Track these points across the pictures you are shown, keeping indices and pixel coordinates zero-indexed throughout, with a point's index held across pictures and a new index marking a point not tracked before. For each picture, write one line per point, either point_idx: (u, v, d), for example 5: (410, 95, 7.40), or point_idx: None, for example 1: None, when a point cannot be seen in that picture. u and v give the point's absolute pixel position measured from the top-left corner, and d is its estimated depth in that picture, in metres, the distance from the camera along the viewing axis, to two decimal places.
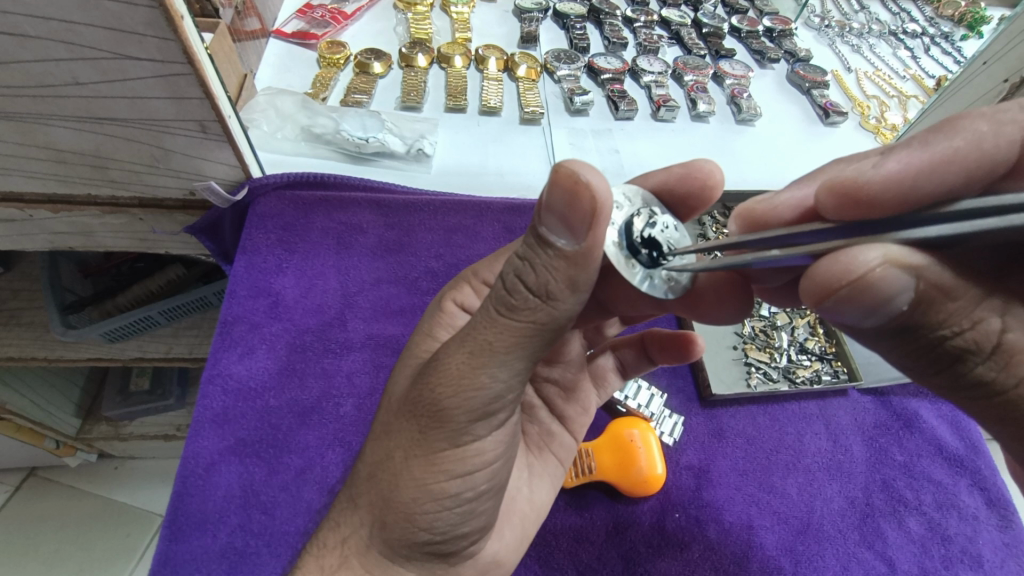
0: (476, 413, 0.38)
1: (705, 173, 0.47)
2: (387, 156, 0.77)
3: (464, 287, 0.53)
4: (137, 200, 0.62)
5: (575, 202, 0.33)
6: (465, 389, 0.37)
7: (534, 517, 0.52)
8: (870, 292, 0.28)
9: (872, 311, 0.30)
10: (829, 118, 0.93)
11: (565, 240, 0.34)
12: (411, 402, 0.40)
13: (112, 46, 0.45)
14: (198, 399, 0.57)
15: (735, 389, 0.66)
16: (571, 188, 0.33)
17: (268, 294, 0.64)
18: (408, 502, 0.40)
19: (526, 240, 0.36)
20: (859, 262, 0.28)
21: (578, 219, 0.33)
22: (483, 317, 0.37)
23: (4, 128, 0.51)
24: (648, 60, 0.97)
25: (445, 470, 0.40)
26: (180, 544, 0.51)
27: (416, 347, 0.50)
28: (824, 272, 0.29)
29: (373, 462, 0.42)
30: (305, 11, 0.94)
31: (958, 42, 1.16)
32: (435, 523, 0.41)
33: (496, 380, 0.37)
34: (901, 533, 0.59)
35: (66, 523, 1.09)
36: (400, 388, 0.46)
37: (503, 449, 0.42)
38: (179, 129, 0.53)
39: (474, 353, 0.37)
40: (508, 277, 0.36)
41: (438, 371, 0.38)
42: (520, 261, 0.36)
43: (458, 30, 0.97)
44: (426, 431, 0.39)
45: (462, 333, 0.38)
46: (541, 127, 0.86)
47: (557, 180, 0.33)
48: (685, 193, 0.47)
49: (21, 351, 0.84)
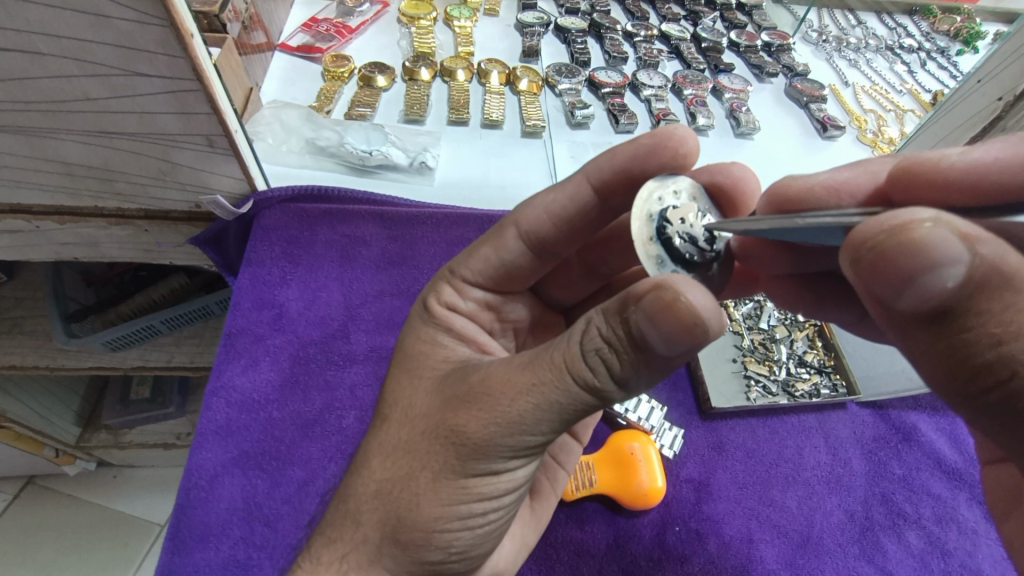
0: (519, 451, 0.40)
1: (675, 142, 0.47)
2: (390, 169, 0.78)
3: (443, 286, 0.53)
4: (143, 212, 0.63)
5: (682, 336, 0.33)
6: (521, 432, 0.38)
7: (540, 521, 0.53)
8: (909, 254, 0.27)
9: (907, 283, 0.28)
10: (827, 132, 0.94)
11: (656, 345, 0.35)
12: (450, 427, 0.40)
13: (123, 64, 0.46)
14: (202, 410, 0.58)
15: (735, 402, 0.66)
16: (688, 326, 0.33)
17: (272, 306, 0.65)
18: (430, 521, 0.41)
19: (613, 324, 0.36)
20: (906, 213, 0.28)
21: (677, 350, 0.34)
22: (554, 381, 0.37)
23: (14, 141, 0.52)
24: (648, 74, 0.98)
25: (477, 493, 0.41)
26: (182, 557, 0.51)
27: (428, 358, 0.48)
28: (862, 226, 0.28)
29: (384, 478, 0.43)
30: (310, 25, 0.95)
31: (954, 57, 1.18)
32: (453, 542, 0.42)
33: (551, 428, 0.39)
34: (901, 548, 0.59)
35: (64, 532, 1.08)
36: (407, 396, 0.46)
37: (530, 477, 0.44)
38: (187, 143, 0.54)
39: (539, 409, 0.38)
40: (591, 356, 0.36)
41: (494, 407, 0.39)
42: (606, 347, 0.36)
43: (461, 45, 0.99)
44: (464, 459, 0.40)
45: (528, 380, 0.38)
46: (542, 140, 0.87)
47: (662, 292, 0.34)
48: (660, 162, 0.48)
49: (24, 359, 0.84)
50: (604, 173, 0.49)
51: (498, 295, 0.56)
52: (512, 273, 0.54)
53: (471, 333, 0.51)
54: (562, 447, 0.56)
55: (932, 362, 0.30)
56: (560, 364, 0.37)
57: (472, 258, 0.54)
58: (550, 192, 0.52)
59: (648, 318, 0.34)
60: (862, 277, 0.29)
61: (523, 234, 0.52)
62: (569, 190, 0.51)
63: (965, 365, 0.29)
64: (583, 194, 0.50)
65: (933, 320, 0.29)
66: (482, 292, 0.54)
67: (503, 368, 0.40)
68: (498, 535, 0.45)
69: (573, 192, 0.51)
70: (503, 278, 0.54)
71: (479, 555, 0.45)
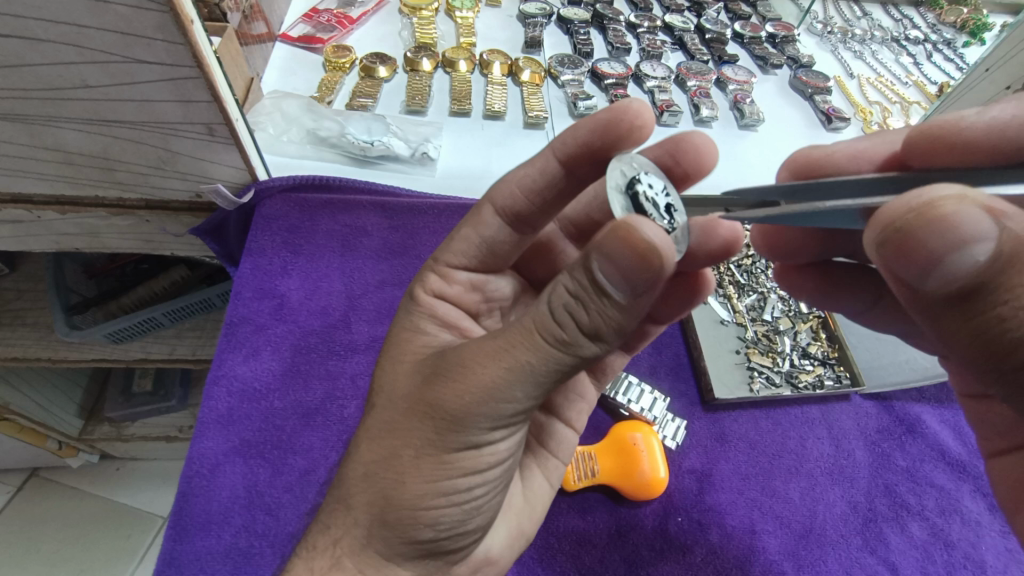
0: (498, 421, 0.40)
1: (631, 114, 0.47)
2: (391, 160, 0.78)
3: (429, 274, 0.53)
4: (143, 202, 0.63)
5: (643, 270, 0.34)
6: (496, 399, 0.38)
7: (535, 509, 0.53)
8: (938, 233, 0.29)
9: (935, 263, 0.30)
10: (831, 124, 0.93)
11: (621, 292, 0.35)
12: (428, 402, 0.40)
13: (122, 50, 0.46)
14: (203, 399, 0.58)
15: (737, 393, 0.65)
16: (644, 256, 0.34)
17: (273, 295, 0.64)
18: (414, 499, 0.41)
19: (578, 279, 0.36)
20: (928, 193, 0.29)
21: (642, 286, 0.35)
22: (526, 342, 0.37)
23: (13, 129, 0.51)
24: (651, 66, 0.97)
25: (460, 468, 0.41)
26: (185, 545, 0.51)
27: (408, 343, 0.47)
28: (889, 205, 0.30)
29: (371, 460, 0.42)
30: (311, 16, 0.95)
31: (961, 48, 1.16)
32: (440, 519, 0.42)
33: (526, 394, 0.38)
34: (904, 539, 0.58)
35: (67, 524, 1.09)
36: (391, 380, 0.45)
37: (512, 451, 0.44)
38: (187, 132, 0.54)
39: (512, 371, 0.37)
40: (558, 311, 0.36)
41: (468, 377, 0.39)
42: (573, 299, 0.36)
43: (463, 35, 0.98)
44: (442, 432, 0.40)
45: (500, 346, 0.38)
46: (545, 131, 0.86)
47: (620, 237, 0.34)
48: (619, 135, 0.48)
49: (26, 351, 0.84)
50: (569, 147, 0.50)
51: (483, 274, 0.55)
52: (496, 250, 0.54)
53: (455, 318, 0.51)
54: (550, 429, 0.55)
55: (961, 340, 0.32)
56: (532, 325, 0.37)
57: (455, 241, 0.53)
58: (521, 168, 0.52)
59: (610, 262, 0.35)
60: (890, 257, 0.31)
61: (500, 210, 0.52)
62: (539, 165, 0.51)
63: (995, 341, 0.31)
64: (552, 167, 0.51)
65: (963, 297, 0.31)
66: (466, 273, 0.54)
67: (477, 340, 0.40)
68: (486, 512, 0.45)
69: (543, 167, 0.51)
70: (488, 257, 0.54)
71: (469, 536, 0.45)
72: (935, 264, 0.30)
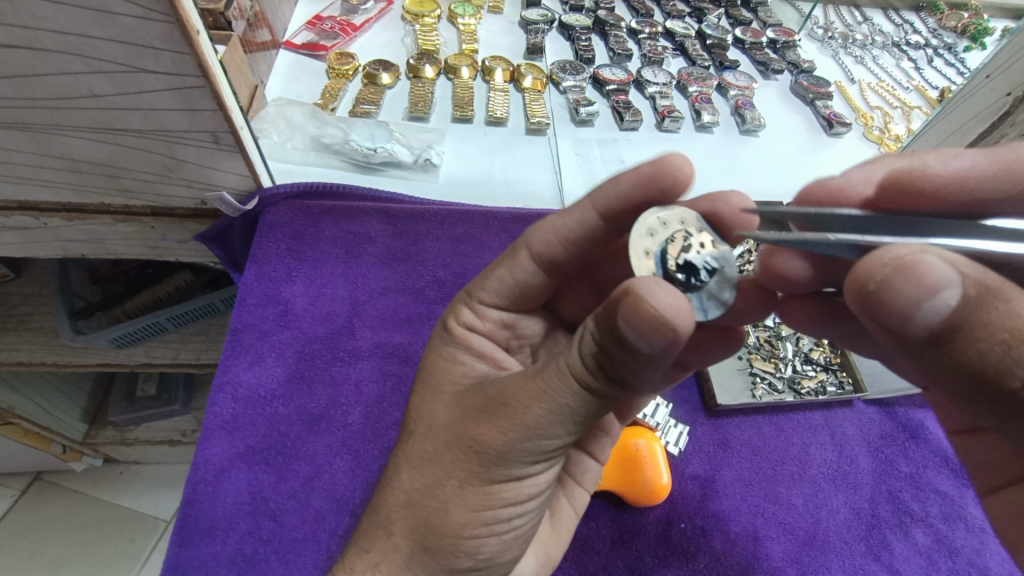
0: (539, 455, 0.41)
1: (674, 168, 0.45)
2: (394, 166, 0.78)
3: (461, 307, 0.53)
4: (149, 209, 0.63)
5: (655, 335, 0.33)
6: (539, 436, 0.39)
7: (562, 535, 0.53)
8: (910, 283, 0.28)
9: (908, 313, 0.29)
10: (832, 129, 0.93)
11: (644, 349, 0.34)
12: (471, 437, 0.41)
13: (129, 60, 0.46)
14: (208, 406, 0.58)
15: (739, 400, 0.65)
16: (657, 323, 0.32)
17: (278, 302, 0.65)
18: (457, 528, 0.41)
19: (600, 330, 0.36)
20: (892, 251, 0.29)
21: (660, 346, 0.33)
22: (562, 387, 0.37)
23: (20, 138, 0.52)
24: (652, 71, 0.98)
25: (502, 499, 0.42)
26: (190, 551, 0.52)
27: (447, 374, 0.49)
28: (867, 261, 0.29)
29: (412, 488, 0.43)
30: (314, 23, 0.95)
31: (962, 53, 1.17)
32: (480, 548, 0.42)
33: (568, 430, 0.39)
34: (908, 545, 0.58)
35: (71, 528, 1.09)
36: (429, 410, 0.46)
37: (551, 483, 0.45)
38: (193, 140, 0.54)
39: (552, 414, 0.38)
40: (585, 363, 0.37)
41: (512, 416, 0.39)
42: (599, 352, 0.36)
43: (465, 42, 0.98)
44: (487, 466, 0.41)
45: (539, 386, 0.38)
46: (547, 137, 0.87)
47: (626, 303, 0.33)
48: (662, 190, 0.46)
49: (30, 355, 0.85)
50: (608, 202, 0.48)
51: (514, 313, 0.54)
52: (528, 295, 0.53)
53: (488, 349, 0.51)
54: (578, 463, 0.55)
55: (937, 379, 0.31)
56: (563, 370, 0.37)
57: (488, 279, 0.53)
58: (559, 217, 0.51)
59: (622, 322, 0.33)
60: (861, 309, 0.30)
61: (536, 257, 0.51)
62: (577, 217, 0.50)
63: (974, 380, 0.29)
64: (591, 220, 0.49)
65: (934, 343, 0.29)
66: (498, 311, 0.53)
67: (517, 378, 0.40)
68: (523, 541, 0.46)
69: (582, 219, 0.50)
70: (518, 296, 0.53)
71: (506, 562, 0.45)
72: (912, 314, 0.28)
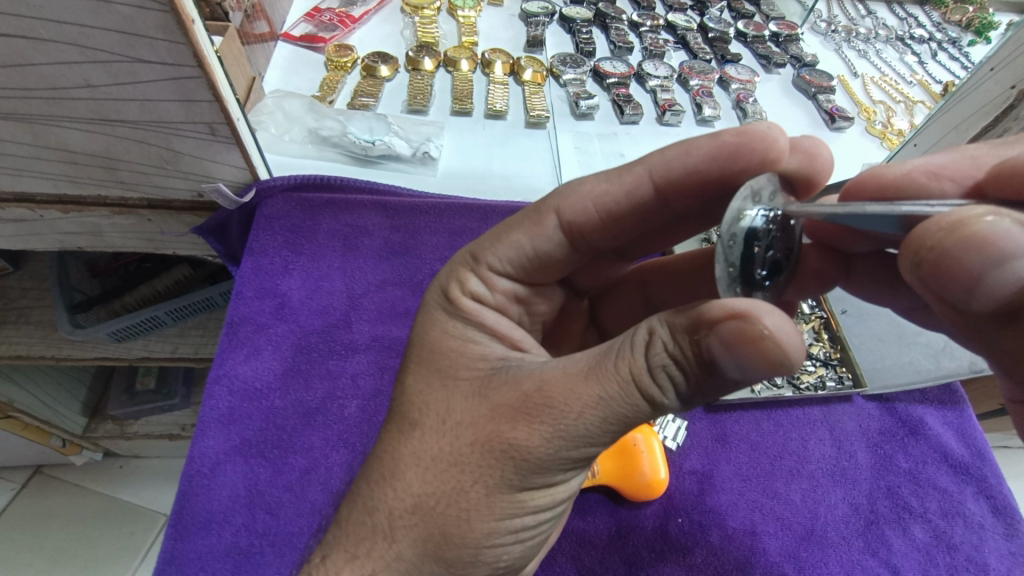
0: (577, 462, 0.41)
1: (763, 141, 0.45)
2: (393, 159, 0.78)
3: (469, 276, 0.50)
4: (146, 202, 0.63)
5: (761, 365, 0.34)
6: (586, 444, 0.39)
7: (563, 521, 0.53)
8: (969, 249, 0.29)
9: (972, 287, 0.31)
10: (835, 123, 0.93)
11: (732, 373, 0.35)
12: (506, 441, 0.40)
13: (124, 50, 0.46)
14: (204, 399, 0.58)
15: (738, 394, 0.65)
16: (769, 357, 0.33)
17: (274, 295, 0.64)
18: (480, 538, 0.42)
19: (685, 344, 0.36)
20: (966, 212, 0.30)
21: (748, 378, 0.35)
22: (622, 394, 0.37)
23: (16, 129, 0.52)
24: (653, 64, 0.97)
25: (531, 506, 0.43)
26: (185, 543, 0.51)
27: (462, 357, 0.45)
28: (923, 227, 0.31)
29: (424, 493, 0.42)
30: (313, 15, 0.95)
31: (966, 47, 1.15)
32: (503, 556, 0.44)
33: (614, 439, 0.40)
34: (906, 541, 0.58)
35: (72, 521, 1.10)
36: (442, 400, 0.44)
37: (573, 489, 0.46)
38: (189, 131, 0.54)
39: (605, 422, 0.38)
40: (658, 375, 0.37)
41: (561, 423, 0.38)
42: (673, 364, 0.36)
43: (465, 34, 0.98)
44: (524, 474, 0.41)
45: (596, 394, 0.37)
46: (546, 131, 0.86)
47: (746, 329, 0.33)
48: (744, 164, 0.46)
49: (29, 348, 0.84)
50: (673, 172, 0.47)
51: (526, 286, 0.53)
52: (546, 264, 0.51)
53: (504, 329, 0.48)
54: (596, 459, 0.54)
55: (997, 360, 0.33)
56: (628, 376, 0.37)
57: (503, 243, 0.50)
58: (604, 181, 0.49)
59: (726, 346, 0.34)
60: (921, 279, 0.32)
61: (564, 224, 0.49)
62: (627, 183, 0.48)
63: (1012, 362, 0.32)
64: (645, 190, 0.48)
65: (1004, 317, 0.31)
66: (509, 281, 0.51)
67: (562, 376, 0.39)
68: (539, 543, 0.48)
69: (634, 188, 0.48)
70: (534, 268, 0.51)
71: (516, 563, 0.47)
72: (976, 283, 0.30)
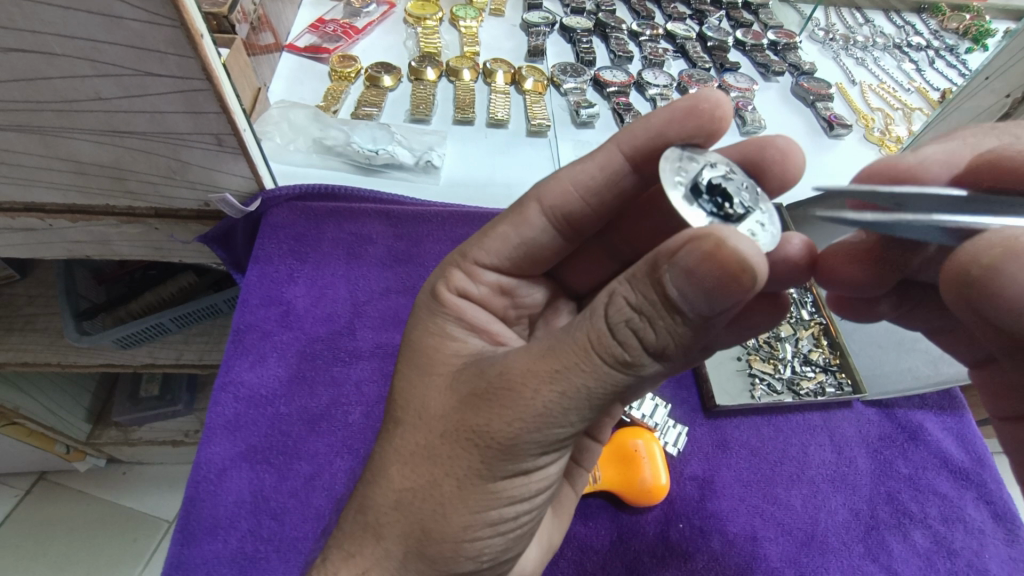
0: (547, 446, 0.41)
1: (713, 103, 0.46)
2: (396, 168, 0.79)
3: (455, 271, 0.51)
4: (153, 211, 0.64)
5: (728, 286, 0.33)
6: (549, 424, 0.39)
7: (562, 517, 0.54)
8: (1023, 267, 0.31)
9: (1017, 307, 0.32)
10: (833, 130, 0.93)
11: (699, 305, 0.35)
12: (471, 427, 0.40)
13: (133, 64, 0.47)
14: (210, 406, 0.59)
15: (740, 400, 0.66)
16: (733, 271, 0.33)
17: (280, 303, 0.65)
18: (457, 532, 0.42)
19: (646, 292, 0.36)
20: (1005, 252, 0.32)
21: (716, 304, 0.34)
22: (581, 363, 0.37)
23: (28, 140, 0.53)
24: (653, 73, 0.98)
25: (507, 496, 0.43)
26: (192, 549, 0.52)
27: (437, 353, 0.46)
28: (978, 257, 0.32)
29: (404, 488, 0.42)
30: (317, 26, 0.96)
31: (964, 54, 1.16)
32: (483, 550, 0.43)
33: (579, 417, 0.39)
34: (907, 546, 0.59)
35: (75, 527, 1.10)
36: (419, 396, 0.44)
37: (553, 478, 0.46)
38: (197, 142, 0.55)
39: (564, 396, 0.38)
40: (621, 330, 0.36)
41: (517, 403, 0.38)
42: (636, 315, 0.36)
43: (467, 44, 0.99)
44: (490, 461, 0.40)
45: (553, 370, 0.38)
46: (547, 139, 0.87)
47: (705, 244, 0.33)
48: (700, 124, 0.46)
49: (36, 356, 0.85)
50: (638, 143, 0.49)
51: (513, 277, 0.54)
52: (534, 253, 0.53)
53: (485, 323, 0.49)
54: (584, 451, 0.56)
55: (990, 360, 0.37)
56: (585, 345, 0.37)
57: (489, 239, 0.52)
58: (579, 164, 0.51)
59: (685, 274, 0.34)
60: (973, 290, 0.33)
61: (547, 210, 0.51)
62: (600, 160, 0.51)
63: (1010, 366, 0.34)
64: (615, 162, 0.50)
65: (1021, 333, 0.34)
66: (497, 275, 0.53)
67: (522, 357, 0.39)
68: (528, 536, 0.47)
69: (605, 162, 0.50)
70: (522, 258, 0.53)
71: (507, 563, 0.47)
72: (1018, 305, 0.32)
